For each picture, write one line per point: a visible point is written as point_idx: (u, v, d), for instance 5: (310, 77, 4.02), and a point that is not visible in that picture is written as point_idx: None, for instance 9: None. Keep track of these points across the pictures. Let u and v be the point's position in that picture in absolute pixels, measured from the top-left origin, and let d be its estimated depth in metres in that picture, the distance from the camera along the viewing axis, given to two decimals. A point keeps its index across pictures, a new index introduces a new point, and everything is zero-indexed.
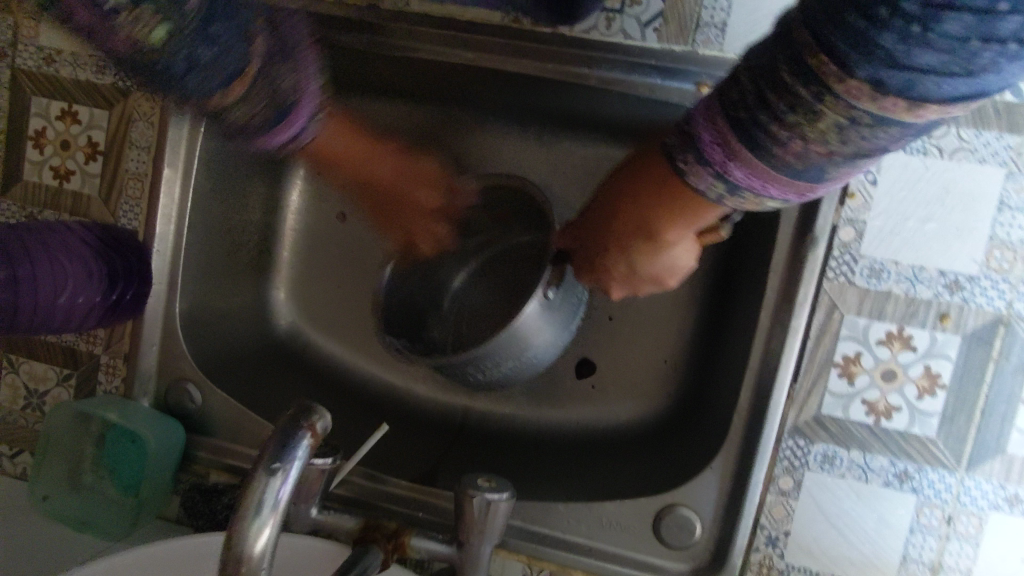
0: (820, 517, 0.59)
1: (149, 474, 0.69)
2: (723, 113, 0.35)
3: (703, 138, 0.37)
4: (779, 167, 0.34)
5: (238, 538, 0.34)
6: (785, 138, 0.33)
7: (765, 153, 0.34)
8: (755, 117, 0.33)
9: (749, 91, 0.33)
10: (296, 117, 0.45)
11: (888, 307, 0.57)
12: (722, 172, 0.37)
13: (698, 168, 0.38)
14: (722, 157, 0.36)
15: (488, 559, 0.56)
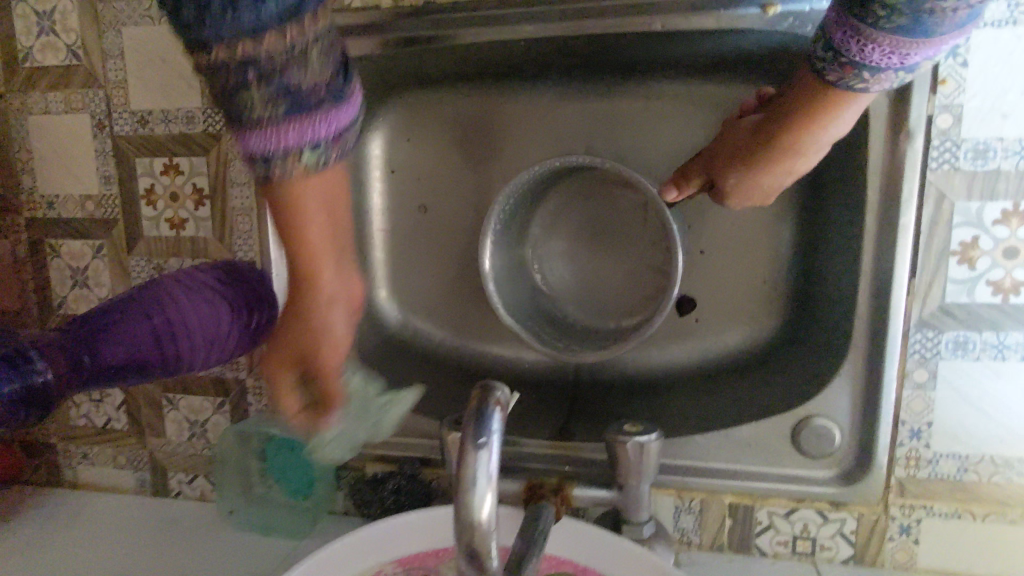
0: (961, 403, 0.60)
1: (317, 476, 0.76)
2: (875, 28, 0.39)
3: (862, 56, 0.41)
4: (951, 31, 0.38)
5: (466, 511, 0.38)
6: (951, 10, 0.36)
7: (934, 31, 0.38)
8: (912, 13, 0.37)
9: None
10: (315, 127, 0.33)
11: (999, 186, 0.57)
12: (900, 67, 0.41)
13: (876, 78, 0.42)
14: (898, 57, 0.40)
15: (647, 496, 0.60)
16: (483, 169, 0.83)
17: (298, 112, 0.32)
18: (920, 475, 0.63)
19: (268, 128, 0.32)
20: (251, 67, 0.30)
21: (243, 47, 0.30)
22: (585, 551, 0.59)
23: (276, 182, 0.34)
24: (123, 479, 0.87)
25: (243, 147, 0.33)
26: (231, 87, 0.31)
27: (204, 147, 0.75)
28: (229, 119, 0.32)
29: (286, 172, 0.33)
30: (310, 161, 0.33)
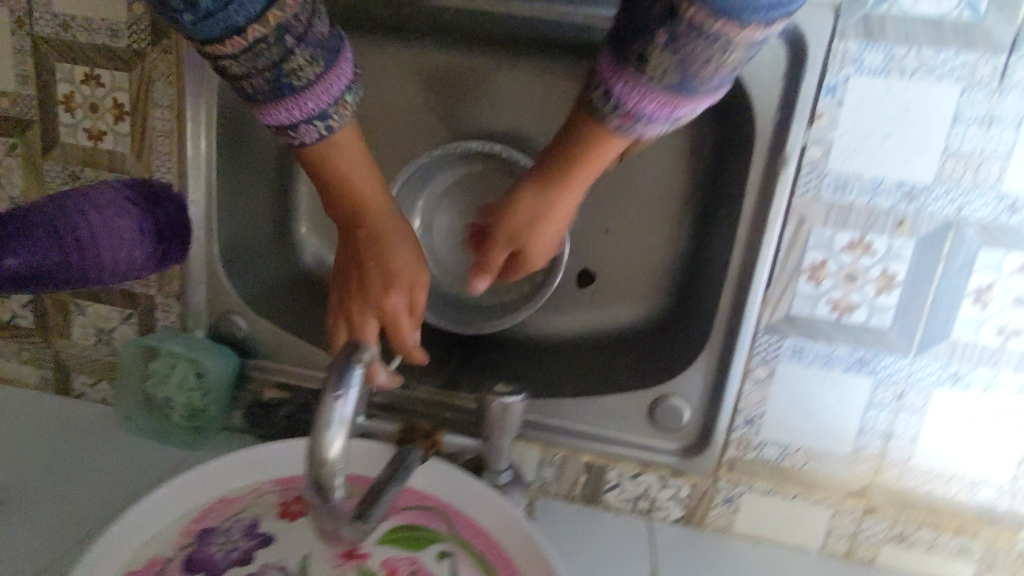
0: (790, 400, 0.69)
1: (212, 396, 0.80)
2: (645, 79, 0.40)
3: (635, 104, 0.42)
4: (708, 91, 0.41)
5: (319, 448, 0.44)
6: (711, 74, 0.40)
7: (696, 87, 0.40)
8: (682, 71, 0.39)
9: (655, 54, 0.39)
10: (345, 68, 0.47)
11: (851, 217, 0.64)
12: (670, 120, 0.43)
13: (647, 128, 0.43)
14: (664, 111, 0.42)
15: (507, 449, 0.67)
16: (411, 122, 0.84)
17: (335, 65, 0.47)
18: (748, 456, 0.72)
19: (323, 85, 0.46)
20: (291, 36, 0.44)
21: (276, 17, 0.43)
22: (445, 490, 0.66)
23: (336, 129, 0.48)
24: (27, 374, 0.89)
25: (294, 121, 0.47)
26: (280, 62, 0.44)
27: (128, 62, 0.74)
28: (283, 96, 0.45)
29: (339, 116, 0.48)
30: (352, 101, 0.48)
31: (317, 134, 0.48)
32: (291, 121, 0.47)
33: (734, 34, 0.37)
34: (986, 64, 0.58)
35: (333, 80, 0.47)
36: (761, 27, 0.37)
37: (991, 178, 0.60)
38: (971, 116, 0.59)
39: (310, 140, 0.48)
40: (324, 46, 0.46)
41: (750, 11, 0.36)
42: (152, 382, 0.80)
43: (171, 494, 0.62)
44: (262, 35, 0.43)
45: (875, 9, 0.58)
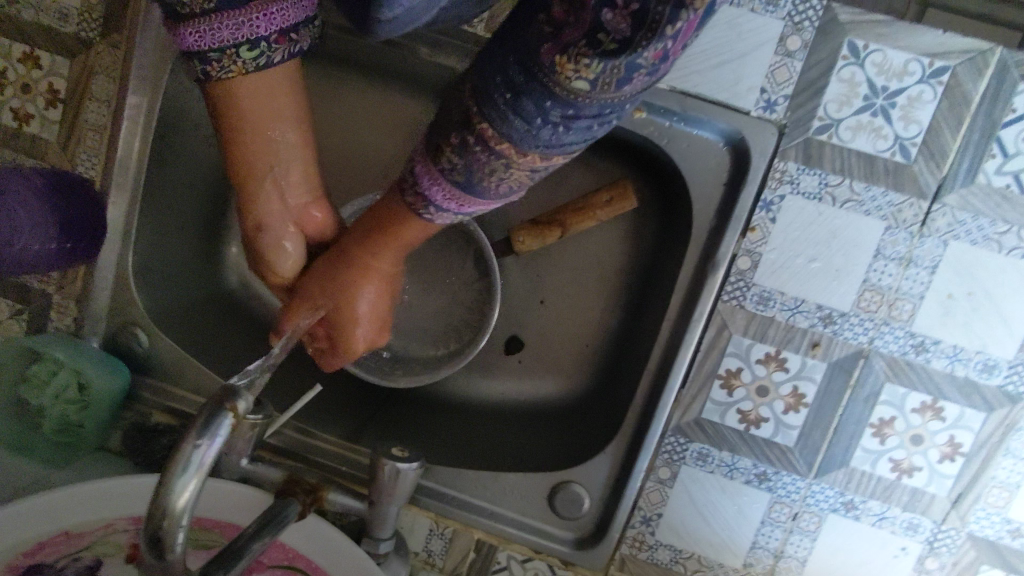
0: (688, 504, 0.68)
1: (92, 411, 0.73)
2: (441, 171, 0.37)
3: (428, 186, 0.39)
4: (492, 199, 0.38)
5: (165, 496, 0.40)
6: (495, 185, 0.37)
7: (480, 190, 0.37)
8: (468, 175, 0.37)
9: (448, 150, 0.36)
10: (254, 26, 0.42)
11: (770, 331, 0.64)
12: (458, 212, 0.41)
13: (440, 215, 0.41)
14: (454, 205, 0.40)
15: (393, 517, 0.64)
16: (363, 162, 0.82)
17: (234, 12, 0.41)
18: (640, 555, 0.70)
19: (216, 21, 0.41)
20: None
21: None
22: (319, 552, 0.63)
23: (214, 76, 0.45)
24: None
25: (180, 47, 0.43)
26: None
27: (72, 50, 0.71)
28: (171, 13, 0.41)
29: (222, 65, 0.44)
30: (244, 58, 0.44)
31: (202, 75, 0.45)
32: (178, 45, 0.43)
33: (514, 156, 0.35)
34: (910, 207, 0.60)
35: (233, 33, 0.42)
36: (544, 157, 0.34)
37: (904, 315, 0.62)
38: (892, 253, 0.61)
39: (195, 75, 0.45)
40: None
41: (528, 139, 0.33)
42: (27, 387, 0.73)
43: (9, 521, 0.58)
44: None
45: (816, 137, 0.61)
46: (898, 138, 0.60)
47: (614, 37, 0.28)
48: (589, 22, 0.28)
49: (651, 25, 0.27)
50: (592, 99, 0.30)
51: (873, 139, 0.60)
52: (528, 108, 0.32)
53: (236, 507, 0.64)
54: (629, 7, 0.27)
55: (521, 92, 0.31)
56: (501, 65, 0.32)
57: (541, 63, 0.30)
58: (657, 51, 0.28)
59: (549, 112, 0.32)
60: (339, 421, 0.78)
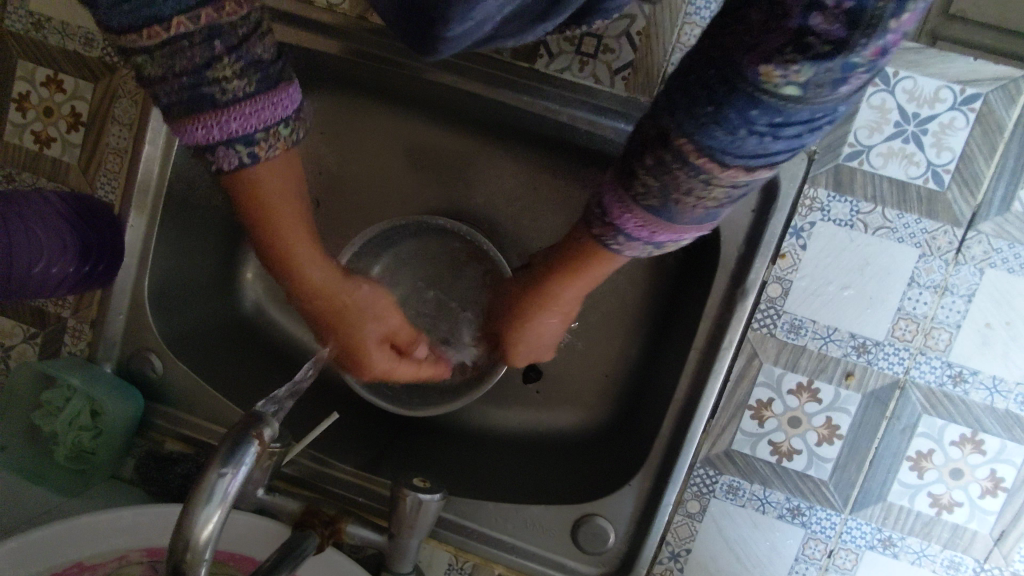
0: (719, 540, 0.66)
1: (103, 439, 0.72)
2: (635, 203, 0.40)
3: (622, 221, 0.42)
4: (687, 224, 0.40)
5: (187, 528, 0.38)
6: (693, 205, 0.38)
7: (679, 214, 0.39)
8: (663, 196, 0.38)
9: (644, 177, 0.38)
10: (283, 104, 0.45)
11: (802, 360, 0.63)
12: (652, 241, 0.43)
13: (628, 245, 0.44)
14: (646, 233, 0.42)
15: (414, 552, 0.62)
16: (384, 189, 0.82)
17: (270, 93, 0.44)
18: None
19: (256, 104, 0.43)
20: (222, 44, 0.40)
21: (211, 17, 0.39)
22: None
23: (261, 158, 0.46)
24: None
25: (212, 142, 0.44)
26: (204, 68, 0.40)
27: (96, 74, 0.72)
28: (200, 110, 0.42)
29: (269, 145, 0.46)
30: (285, 135, 0.46)
31: (237, 162, 0.46)
32: (208, 141, 0.43)
33: (717, 171, 0.35)
34: (944, 235, 0.59)
35: (273, 112, 0.44)
36: (746, 171, 0.35)
37: (940, 345, 0.60)
38: (926, 281, 0.60)
39: (229, 166, 0.46)
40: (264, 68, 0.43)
41: (735, 152, 0.34)
42: (39, 413, 0.72)
43: (17, 553, 0.56)
44: (185, 31, 0.39)
45: (847, 163, 0.60)
46: (931, 165, 0.59)
47: (825, 38, 0.28)
48: (793, 29, 0.28)
49: (866, 23, 0.27)
50: (808, 104, 0.30)
51: (905, 165, 0.59)
52: (733, 119, 0.32)
53: (252, 539, 0.62)
54: (843, 5, 0.27)
55: (721, 104, 0.32)
56: (697, 84, 0.33)
57: (745, 77, 0.30)
58: (878, 48, 0.27)
59: (755, 122, 0.32)
60: (356, 451, 0.76)
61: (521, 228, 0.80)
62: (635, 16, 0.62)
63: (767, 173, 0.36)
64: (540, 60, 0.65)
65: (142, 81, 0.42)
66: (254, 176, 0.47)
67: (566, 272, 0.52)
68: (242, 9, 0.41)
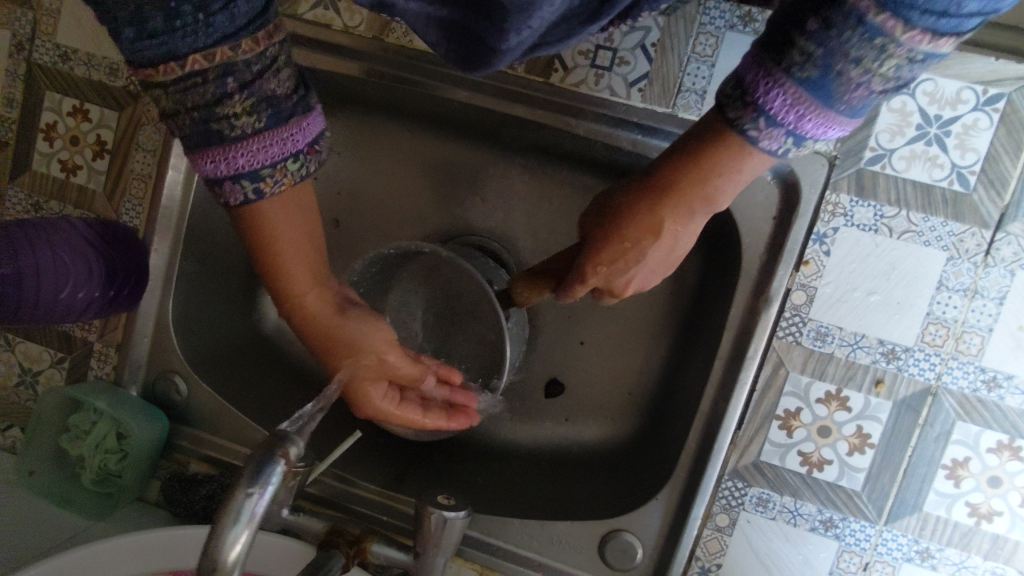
0: (750, 555, 0.64)
1: (129, 461, 0.72)
2: (788, 75, 0.35)
3: (768, 99, 0.37)
4: (844, 110, 0.36)
5: (215, 548, 0.38)
6: (856, 82, 0.34)
7: (835, 98, 0.35)
8: (824, 67, 0.34)
9: (809, 50, 0.34)
10: (292, 139, 0.45)
11: (829, 368, 0.62)
12: (797, 130, 0.37)
13: (769, 132, 0.38)
14: (794, 117, 0.37)
15: (439, 570, 0.61)
16: (400, 205, 0.82)
17: (277, 129, 0.44)
18: None
19: (262, 139, 0.43)
20: (234, 80, 0.41)
21: (225, 55, 0.40)
22: None
23: (264, 194, 0.46)
24: None
25: (221, 176, 0.44)
26: (216, 103, 0.42)
27: (121, 103, 0.73)
28: (210, 144, 0.43)
29: (274, 182, 0.45)
30: (293, 170, 0.46)
31: (243, 198, 0.46)
32: (216, 175, 0.44)
33: (897, 35, 0.32)
34: (972, 236, 0.58)
35: (279, 147, 0.44)
36: (927, 39, 0.32)
37: (972, 349, 0.59)
38: (955, 284, 0.59)
39: (234, 202, 0.46)
40: (272, 103, 0.43)
41: (921, 12, 0.31)
42: (67, 436, 0.73)
43: None
44: (200, 69, 0.40)
45: (869, 167, 0.59)
46: (955, 166, 0.58)
47: None
48: None
49: None
50: None
51: (928, 167, 0.58)
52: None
53: (278, 560, 0.61)
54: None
55: None
56: None
57: None
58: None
59: None
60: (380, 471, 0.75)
61: (539, 241, 0.79)
62: (649, 28, 0.62)
63: (946, 45, 0.33)
64: (556, 74, 0.65)
65: (167, 115, 0.44)
66: (257, 210, 0.48)
67: (694, 165, 0.43)
68: (258, 48, 0.42)
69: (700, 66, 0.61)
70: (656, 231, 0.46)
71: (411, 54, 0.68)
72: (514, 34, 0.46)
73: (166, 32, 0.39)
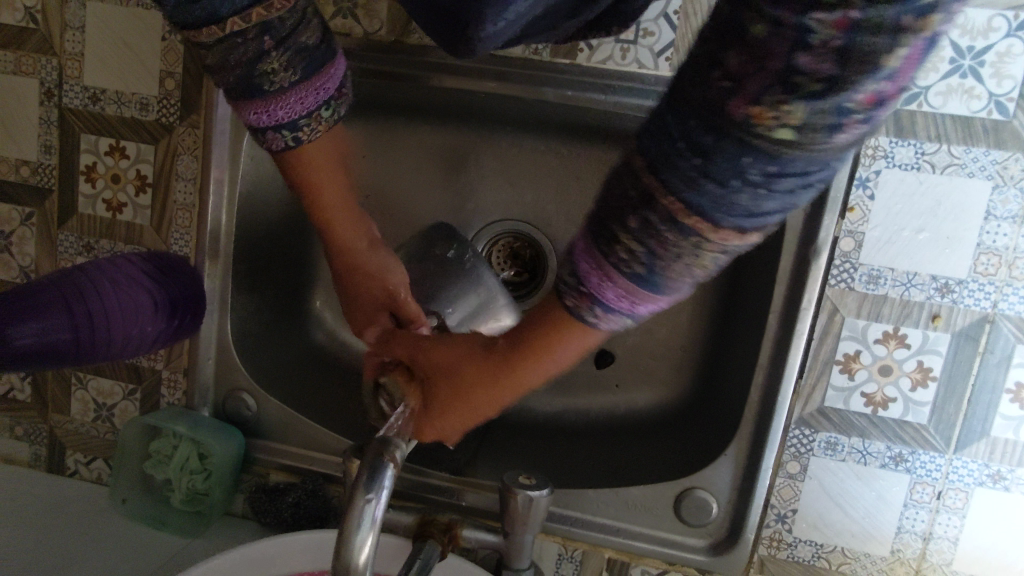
0: (824, 497, 0.66)
1: (214, 479, 0.75)
2: (618, 270, 0.35)
3: (599, 288, 0.36)
4: (671, 292, 0.36)
5: (347, 554, 0.41)
6: (678, 275, 0.34)
7: (657, 287, 0.35)
8: (649, 264, 0.34)
9: (624, 243, 0.34)
10: (323, 86, 0.48)
11: (885, 309, 0.63)
12: (631, 314, 0.37)
13: (606, 315, 0.38)
14: (626, 303, 0.36)
15: (530, 546, 0.64)
16: (430, 198, 0.83)
17: (311, 79, 0.47)
18: (780, 555, 0.68)
19: (298, 91, 0.47)
20: (271, 38, 0.44)
21: (260, 14, 0.43)
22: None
23: (305, 141, 0.50)
24: (16, 451, 0.86)
25: (263, 126, 0.48)
26: (256, 60, 0.45)
27: (155, 136, 0.75)
28: (253, 96, 0.46)
29: (312, 129, 0.49)
30: (327, 118, 0.49)
31: (284, 144, 0.50)
32: (260, 124, 0.48)
33: (708, 233, 0.32)
34: (1016, 163, 0.59)
35: (311, 95, 0.48)
36: (734, 231, 0.32)
37: None
38: (1003, 212, 0.60)
39: (276, 149, 0.50)
40: (306, 56, 0.46)
41: (726, 210, 0.31)
42: (150, 462, 0.76)
43: None
44: (238, 29, 0.43)
45: (905, 107, 0.59)
46: (992, 96, 0.58)
47: (821, 77, 0.26)
48: (780, 64, 0.26)
49: (862, 60, 0.25)
50: (806, 150, 0.28)
51: (966, 100, 0.59)
52: (724, 170, 0.29)
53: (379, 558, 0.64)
54: (834, 43, 0.25)
55: (710, 154, 0.29)
56: (677, 127, 0.30)
57: (734, 118, 0.28)
58: (872, 91, 0.26)
59: (748, 171, 0.29)
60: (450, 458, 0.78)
61: (575, 217, 0.80)
62: None
63: (753, 238, 0.33)
64: (581, 54, 0.66)
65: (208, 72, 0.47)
66: (301, 155, 0.51)
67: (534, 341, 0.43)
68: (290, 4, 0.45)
69: None
70: (469, 379, 0.48)
71: (433, 52, 0.69)
72: (490, 25, 0.42)
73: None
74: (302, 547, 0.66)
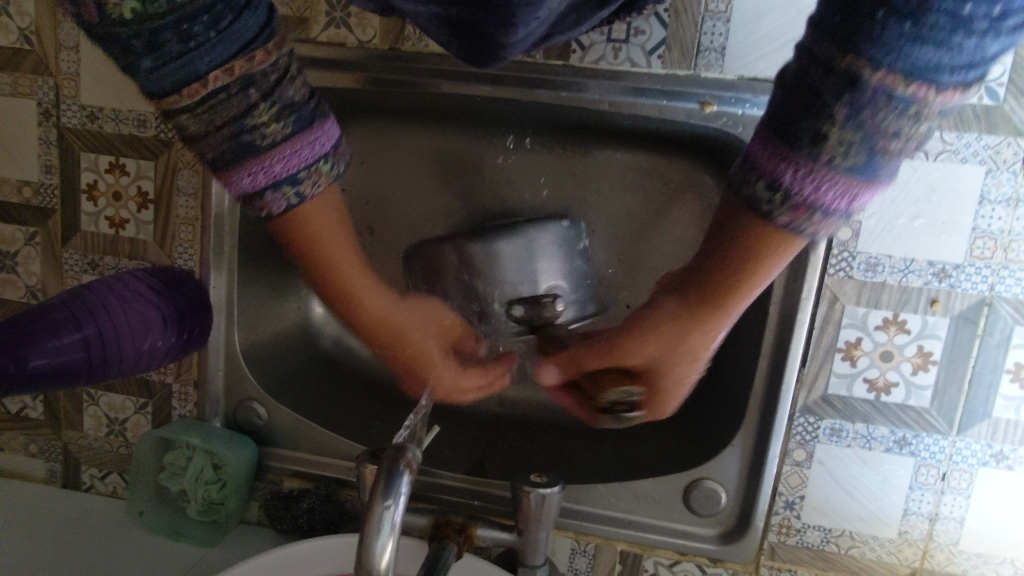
0: (830, 482, 0.68)
1: (229, 488, 0.76)
2: (830, 164, 0.34)
3: (818, 194, 0.36)
4: (888, 174, 0.35)
5: (368, 558, 0.42)
6: (900, 149, 0.34)
7: (878, 169, 0.35)
8: (867, 148, 0.33)
9: (833, 129, 0.33)
10: (321, 139, 0.43)
11: (884, 296, 0.64)
12: (851, 210, 0.37)
13: (823, 221, 0.37)
14: (845, 198, 0.36)
15: (543, 543, 0.65)
16: (429, 202, 0.84)
17: (307, 129, 0.42)
18: (789, 541, 0.70)
19: (295, 144, 0.41)
20: (257, 89, 0.39)
21: (243, 68, 0.38)
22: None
23: (308, 197, 0.44)
24: (32, 468, 0.87)
25: (260, 188, 0.42)
26: (244, 117, 0.39)
27: (154, 153, 0.75)
28: (245, 158, 0.40)
29: (312, 183, 0.43)
30: (327, 170, 0.44)
31: (286, 204, 0.44)
32: (255, 188, 0.42)
33: (931, 97, 0.31)
34: (1008, 147, 0.59)
35: (309, 149, 0.42)
36: (957, 87, 0.31)
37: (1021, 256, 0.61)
38: (997, 196, 0.60)
39: (279, 210, 0.43)
40: (296, 108, 0.41)
41: (947, 70, 0.30)
42: (164, 475, 0.77)
43: None
44: (222, 84, 0.38)
45: None
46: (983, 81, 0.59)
47: None
48: None
49: None
50: None
51: None
52: (944, 25, 0.28)
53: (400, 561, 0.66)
54: None
55: (921, 14, 0.28)
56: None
57: None
58: None
59: (973, 18, 0.28)
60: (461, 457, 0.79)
61: (573, 214, 0.80)
62: None
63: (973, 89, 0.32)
64: (574, 55, 0.66)
65: (188, 142, 0.40)
66: (301, 215, 0.45)
67: (740, 257, 0.43)
68: (271, 56, 0.40)
69: (715, 24, 0.62)
70: (682, 333, 0.50)
71: (428, 58, 0.69)
72: (522, 26, 0.47)
73: (185, 55, 0.36)
74: (315, 551, 0.67)
